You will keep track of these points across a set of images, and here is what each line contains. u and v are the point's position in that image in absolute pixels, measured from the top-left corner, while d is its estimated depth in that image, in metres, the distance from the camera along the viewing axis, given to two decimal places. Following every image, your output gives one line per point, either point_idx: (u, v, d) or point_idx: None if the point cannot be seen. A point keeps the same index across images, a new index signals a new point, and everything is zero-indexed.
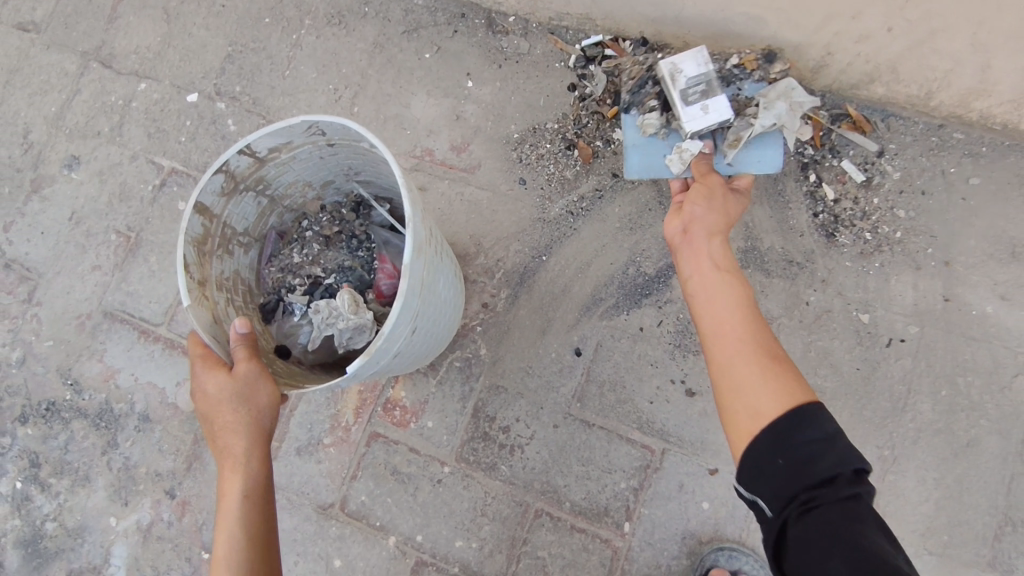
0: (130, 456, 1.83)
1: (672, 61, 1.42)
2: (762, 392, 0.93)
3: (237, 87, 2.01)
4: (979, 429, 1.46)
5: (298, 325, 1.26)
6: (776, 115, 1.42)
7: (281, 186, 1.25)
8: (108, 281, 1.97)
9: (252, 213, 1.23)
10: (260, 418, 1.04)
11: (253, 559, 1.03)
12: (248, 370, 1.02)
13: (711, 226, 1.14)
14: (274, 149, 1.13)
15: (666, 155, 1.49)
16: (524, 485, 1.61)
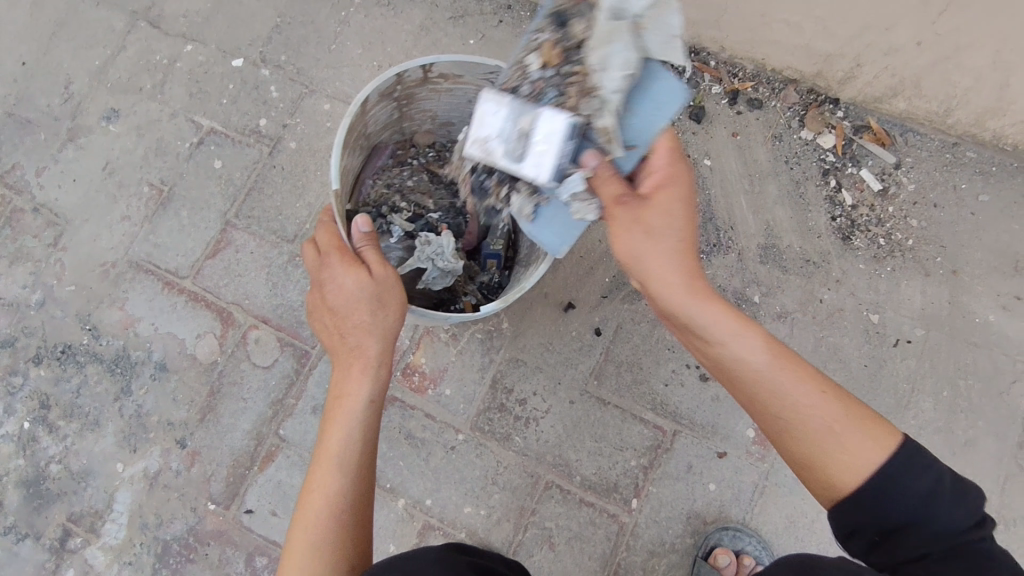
0: (144, 404, 1.84)
1: (474, 140, 1.02)
2: (858, 453, 0.88)
3: (283, 57, 2.07)
4: (977, 431, 1.52)
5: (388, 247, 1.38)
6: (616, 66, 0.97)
7: (418, 109, 1.36)
8: (137, 232, 1.99)
9: (383, 121, 1.33)
10: (391, 323, 1.08)
11: (365, 457, 1.05)
12: (387, 274, 1.07)
13: (681, 266, 0.96)
14: (444, 76, 1.24)
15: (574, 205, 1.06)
16: (536, 456, 1.64)
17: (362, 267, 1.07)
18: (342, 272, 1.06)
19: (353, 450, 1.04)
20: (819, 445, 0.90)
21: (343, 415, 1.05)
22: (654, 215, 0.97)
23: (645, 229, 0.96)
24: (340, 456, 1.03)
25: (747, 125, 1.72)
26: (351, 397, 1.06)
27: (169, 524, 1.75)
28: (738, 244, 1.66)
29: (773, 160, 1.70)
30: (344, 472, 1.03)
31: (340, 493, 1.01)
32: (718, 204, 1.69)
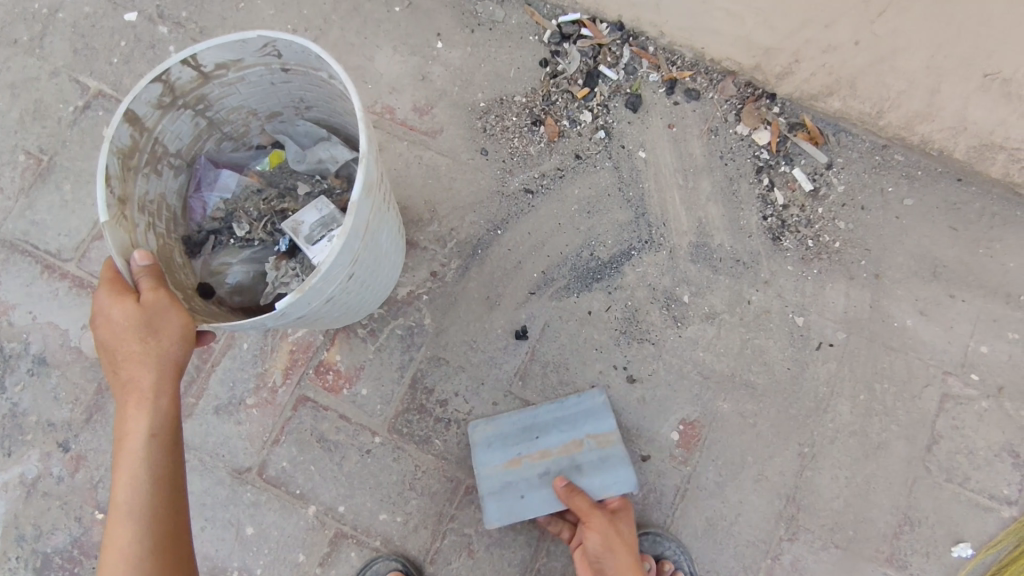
0: (19, 403, 1.64)
1: (291, 220, 1.27)
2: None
3: (183, 13, 1.84)
4: (890, 434, 1.54)
5: (228, 264, 1.31)
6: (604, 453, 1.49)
7: (223, 110, 1.28)
8: (11, 206, 1.75)
9: (186, 133, 1.26)
10: (168, 349, 1.02)
11: (160, 495, 1.02)
12: (158, 297, 1.01)
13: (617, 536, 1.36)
14: (222, 66, 1.17)
15: (523, 496, 1.48)
16: (456, 461, 1.57)
17: (128, 296, 1.01)
18: (109, 303, 1.00)
19: (145, 493, 1.01)
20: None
21: (127, 458, 1.01)
22: (621, 533, 1.37)
23: (613, 546, 1.34)
24: (128, 503, 0.99)
25: (683, 117, 1.67)
26: (132, 435, 1.02)
27: (51, 536, 1.59)
28: (669, 241, 1.63)
29: (707, 155, 1.66)
30: (138, 517, 1.00)
31: (135, 543, 0.98)
32: (652, 198, 1.66)
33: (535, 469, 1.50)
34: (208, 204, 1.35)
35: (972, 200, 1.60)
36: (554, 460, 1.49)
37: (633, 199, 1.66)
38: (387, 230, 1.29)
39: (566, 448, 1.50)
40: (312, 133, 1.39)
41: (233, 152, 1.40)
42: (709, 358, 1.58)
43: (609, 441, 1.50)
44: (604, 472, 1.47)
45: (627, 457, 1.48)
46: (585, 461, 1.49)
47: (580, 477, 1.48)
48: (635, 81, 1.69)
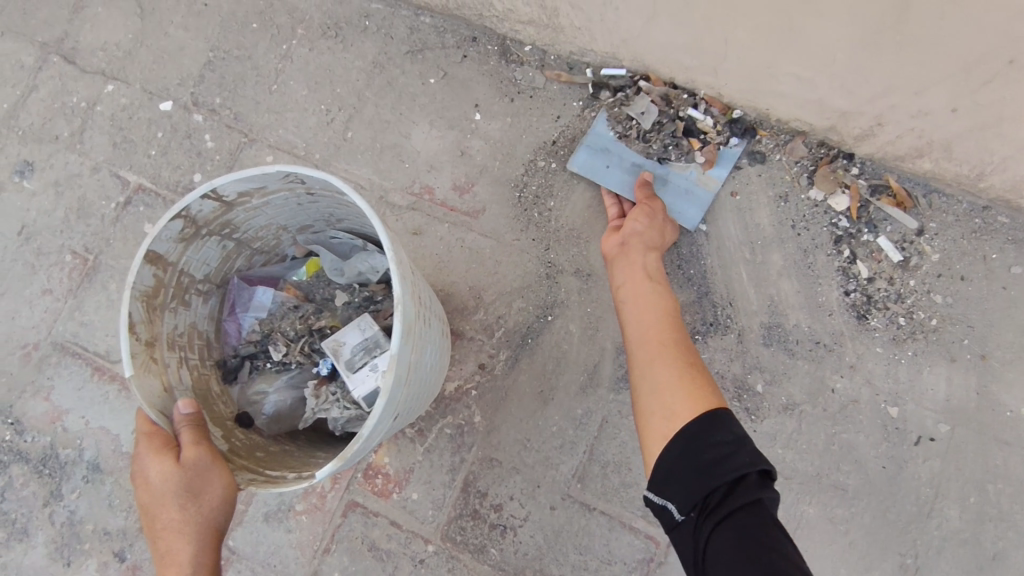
0: (76, 510, 1.64)
1: (332, 339, 1.21)
2: (679, 398, 1.08)
3: (217, 99, 1.81)
4: (1008, 543, 1.34)
5: (264, 392, 1.24)
6: (693, 178, 1.52)
7: (250, 231, 1.19)
8: (60, 307, 1.76)
9: (214, 258, 1.17)
10: (206, 514, 0.95)
11: None
12: (197, 452, 0.95)
13: (647, 242, 1.39)
14: (245, 194, 1.07)
15: (608, 166, 1.55)
16: (515, 571, 1.46)
17: (167, 452, 0.95)
18: (148, 463, 0.95)
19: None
20: (657, 372, 1.14)
21: None
22: (666, 227, 1.45)
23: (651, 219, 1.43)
24: None
25: (748, 183, 1.52)
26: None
27: None
28: (738, 323, 1.48)
29: (777, 225, 1.50)
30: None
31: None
32: (716, 276, 1.50)
33: (632, 155, 1.55)
34: (243, 325, 1.27)
35: None
36: (651, 159, 1.54)
37: (694, 277, 1.51)
38: (430, 350, 1.20)
39: (679, 164, 1.53)
40: (349, 242, 1.31)
41: (265, 266, 1.31)
42: (790, 457, 1.42)
43: (707, 184, 1.51)
44: (680, 204, 1.51)
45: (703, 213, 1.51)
46: (677, 183, 1.52)
47: (666, 188, 1.52)
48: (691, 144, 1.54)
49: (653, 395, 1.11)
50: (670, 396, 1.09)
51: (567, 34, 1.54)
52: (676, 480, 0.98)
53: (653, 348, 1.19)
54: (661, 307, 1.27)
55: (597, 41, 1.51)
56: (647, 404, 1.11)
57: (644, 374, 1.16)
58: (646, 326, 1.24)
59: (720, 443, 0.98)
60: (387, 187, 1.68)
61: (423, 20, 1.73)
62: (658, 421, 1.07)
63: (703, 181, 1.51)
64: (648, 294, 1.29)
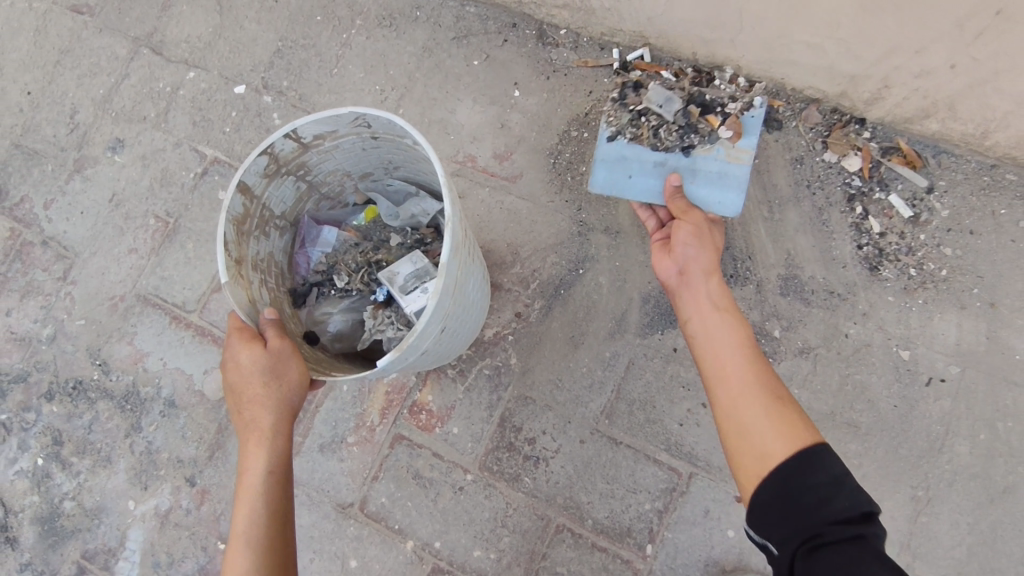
0: (153, 441, 1.83)
1: (387, 269, 1.35)
2: (768, 435, 0.98)
3: (285, 82, 2.03)
4: (1017, 477, 1.42)
5: (329, 313, 1.40)
6: (721, 160, 1.54)
7: (320, 174, 1.36)
8: (143, 264, 1.98)
9: (290, 197, 1.35)
10: (287, 394, 1.09)
11: (271, 532, 1.06)
12: (282, 343, 1.09)
13: (705, 265, 1.25)
14: (319, 137, 1.24)
15: (629, 176, 1.57)
16: (547, 499, 1.59)
17: (256, 341, 1.09)
18: (239, 349, 1.09)
19: (260, 528, 1.05)
20: (742, 415, 1.02)
21: (246, 493, 1.07)
22: (713, 234, 1.33)
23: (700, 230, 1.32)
24: (247, 535, 1.04)
25: (766, 147, 1.64)
26: (252, 473, 1.09)
27: (180, 563, 1.74)
28: (757, 274, 1.60)
29: (793, 185, 1.62)
30: (254, 550, 1.04)
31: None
32: (736, 232, 1.63)
33: (651, 157, 1.57)
34: (312, 258, 1.44)
35: None
36: (672, 152, 1.56)
37: None
38: (473, 280, 1.35)
39: (703, 151, 1.55)
40: (404, 189, 1.49)
41: (331, 210, 1.49)
42: (805, 396, 1.52)
43: (739, 160, 1.54)
44: (718, 189, 1.52)
45: (746, 190, 1.52)
46: (707, 170, 1.54)
47: (694, 180, 1.54)
48: None
49: (739, 437, 1.01)
50: (760, 434, 0.99)
51: (598, 16, 1.72)
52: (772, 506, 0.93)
53: (727, 382, 1.07)
54: (736, 330, 1.13)
55: (626, 21, 1.68)
56: (732, 441, 1.02)
57: (727, 416, 1.05)
58: (721, 363, 1.10)
59: (817, 486, 0.91)
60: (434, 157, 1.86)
61: (469, 10, 1.93)
62: (749, 461, 0.99)
63: (732, 159, 1.54)
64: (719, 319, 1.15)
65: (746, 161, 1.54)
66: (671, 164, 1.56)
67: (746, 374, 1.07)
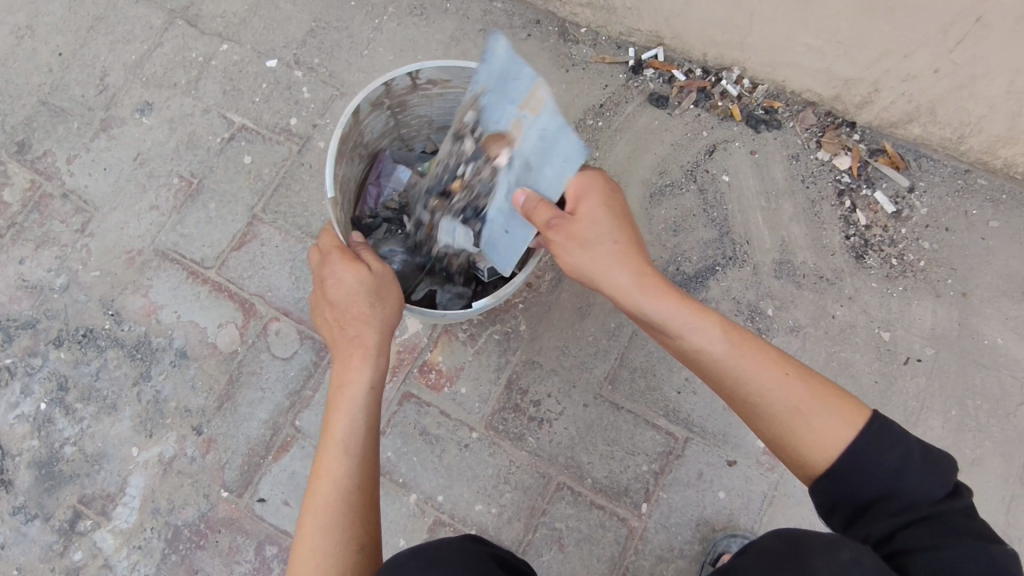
0: (162, 390, 1.87)
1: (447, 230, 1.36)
2: (808, 439, 0.97)
3: (316, 59, 2.14)
4: (984, 450, 1.53)
5: (394, 251, 1.47)
6: (539, 126, 1.10)
7: (412, 115, 1.46)
8: (164, 221, 2.04)
9: (377, 129, 1.44)
10: (390, 315, 1.14)
11: (367, 441, 1.09)
12: (386, 268, 1.15)
13: (625, 275, 1.08)
14: (431, 82, 1.35)
15: (513, 235, 1.18)
16: (548, 458, 1.66)
17: (361, 262, 1.13)
18: (344, 268, 1.12)
19: (359, 436, 1.08)
20: (773, 427, 1.00)
21: (346, 404, 1.09)
22: (601, 223, 1.09)
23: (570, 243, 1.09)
24: (347, 442, 1.06)
25: (765, 144, 1.80)
26: (351, 386, 1.10)
27: (181, 510, 1.78)
28: (753, 258, 1.73)
29: (789, 179, 1.77)
30: (350, 456, 1.06)
31: (349, 479, 1.04)
32: (736, 219, 1.77)
33: (498, 201, 1.19)
34: (383, 193, 1.55)
35: None
36: (503, 185, 1.18)
37: (717, 219, 1.78)
38: None
39: (516, 142, 1.14)
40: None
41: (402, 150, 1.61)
42: None
43: (540, 103, 1.08)
44: (557, 152, 1.08)
45: (562, 118, 1.06)
46: (532, 154, 1.12)
47: (537, 177, 1.12)
48: (729, 107, 1.83)
49: (785, 448, 1.01)
50: (802, 436, 0.98)
51: (619, 16, 1.87)
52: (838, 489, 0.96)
53: (736, 402, 1.04)
54: (710, 326, 1.04)
55: (644, 21, 1.84)
56: (781, 449, 1.02)
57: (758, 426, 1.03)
58: (720, 384, 1.04)
59: (883, 471, 0.93)
60: None
61: (496, 5, 2.07)
62: (799, 468, 1.00)
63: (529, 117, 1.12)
64: (688, 327, 1.04)
65: (546, 101, 1.08)
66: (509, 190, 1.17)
67: (753, 380, 1.01)
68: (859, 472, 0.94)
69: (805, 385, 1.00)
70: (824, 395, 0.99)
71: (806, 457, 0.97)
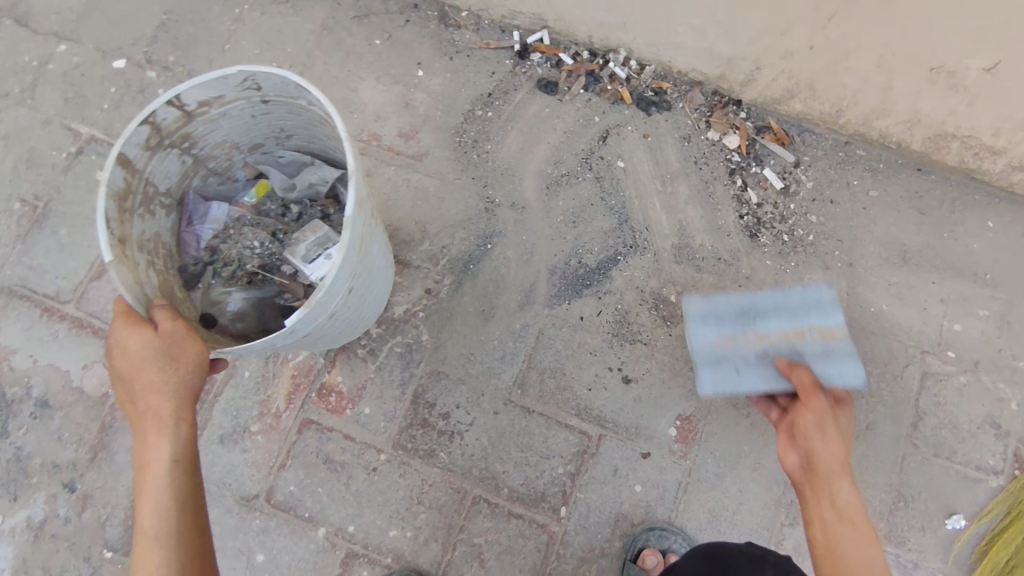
0: (23, 447, 1.65)
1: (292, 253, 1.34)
2: None
3: (172, 57, 1.91)
4: (876, 415, 1.58)
5: (228, 292, 1.35)
6: (822, 346, 1.43)
7: (207, 146, 1.33)
8: (7, 254, 1.78)
9: (174, 172, 1.30)
10: (188, 374, 1.04)
11: (185, 523, 0.99)
12: (176, 326, 1.04)
13: (836, 469, 1.18)
14: (204, 104, 1.22)
15: (738, 371, 1.45)
16: (462, 472, 1.59)
17: (145, 325, 1.03)
18: (124, 335, 1.01)
19: (171, 520, 0.98)
20: None
21: (149, 486, 0.98)
22: (844, 426, 1.24)
23: (824, 427, 1.22)
24: (156, 530, 0.96)
25: (657, 127, 1.76)
26: (153, 463, 1.00)
27: None
28: (653, 244, 1.71)
29: (682, 161, 1.74)
30: (165, 543, 0.97)
31: (163, 568, 0.95)
32: (633, 206, 1.73)
33: (751, 349, 1.47)
34: (202, 236, 1.38)
35: (933, 187, 1.69)
36: (776, 348, 1.44)
37: (615, 207, 1.74)
38: (377, 242, 1.35)
39: (788, 336, 1.45)
40: (296, 160, 1.47)
41: (219, 185, 1.44)
42: None
43: (834, 337, 1.44)
44: (834, 362, 1.41)
45: (857, 354, 1.40)
46: (738, 359, 1.47)
47: (803, 342, 1.45)
48: (619, 90, 1.78)
49: None
50: None
51: None
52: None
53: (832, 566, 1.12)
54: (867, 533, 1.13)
55: (525, 3, 1.75)
56: None
57: None
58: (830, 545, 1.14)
59: None
60: None
61: None
62: None
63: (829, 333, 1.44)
64: (843, 516, 1.15)
65: (844, 336, 1.45)
66: (772, 338, 1.45)
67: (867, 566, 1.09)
68: None
69: None
70: None
71: None
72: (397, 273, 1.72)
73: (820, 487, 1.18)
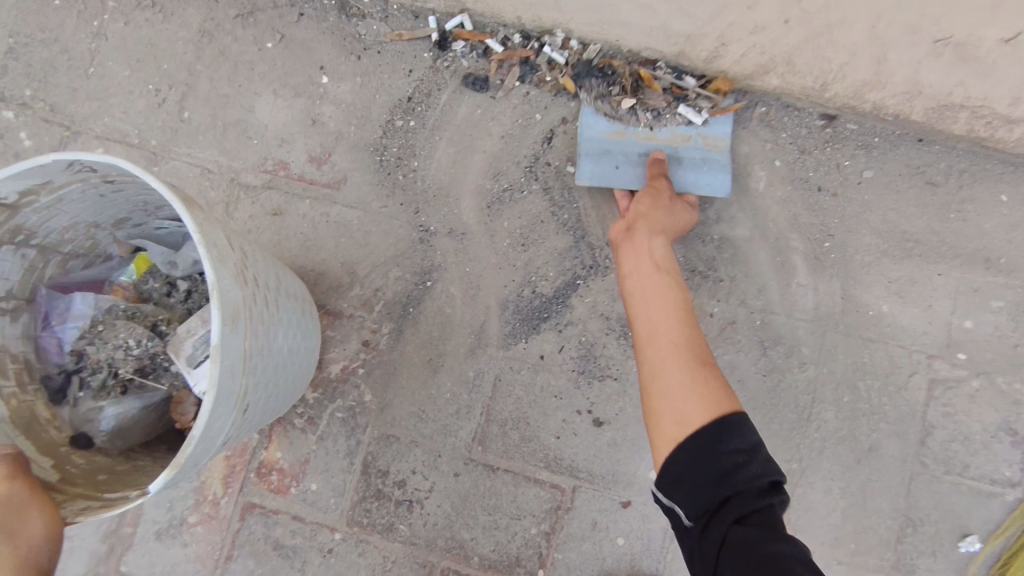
0: None
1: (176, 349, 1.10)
2: (689, 400, 0.97)
3: (28, 91, 1.59)
4: (879, 434, 1.42)
5: (101, 407, 1.13)
6: (707, 150, 1.44)
7: (51, 234, 1.05)
8: None
9: (13, 270, 1.03)
10: (32, 550, 0.84)
11: None
12: (12, 489, 0.85)
13: (654, 229, 1.27)
14: (27, 193, 0.94)
15: (620, 168, 1.44)
16: (426, 544, 1.44)
17: None
18: None
19: None
20: (667, 368, 1.04)
21: None
22: (678, 208, 1.33)
23: (658, 205, 1.31)
24: None
25: None
26: None
27: None
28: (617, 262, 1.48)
29: None
30: None
31: None
32: (590, 218, 1.49)
33: (636, 150, 1.45)
34: (65, 338, 1.16)
35: (936, 160, 1.44)
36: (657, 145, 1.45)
37: (569, 222, 1.49)
38: (281, 330, 1.12)
39: (673, 138, 1.44)
40: (178, 230, 1.22)
41: (85, 269, 1.19)
42: None
43: (716, 147, 1.44)
44: (705, 173, 1.42)
45: (728, 168, 1.43)
46: (627, 158, 1.45)
47: (686, 144, 1.44)
48: (561, 79, 1.49)
49: (665, 398, 1.00)
50: (682, 397, 0.98)
51: None
52: (684, 490, 0.91)
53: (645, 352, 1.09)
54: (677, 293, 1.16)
55: None
56: (654, 402, 1.01)
57: (652, 370, 1.06)
58: (654, 324, 1.11)
59: (732, 452, 0.90)
60: (237, 168, 1.55)
61: None
62: (668, 422, 0.97)
63: (710, 138, 1.44)
64: (665, 278, 1.18)
65: (722, 146, 1.44)
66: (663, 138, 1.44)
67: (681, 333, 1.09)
68: (725, 444, 0.90)
69: (699, 356, 1.05)
70: (701, 370, 1.02)
71: (670, 402, 0.99)
72: (327, 326, 1.50)
73: (638, 246, 1.23)
